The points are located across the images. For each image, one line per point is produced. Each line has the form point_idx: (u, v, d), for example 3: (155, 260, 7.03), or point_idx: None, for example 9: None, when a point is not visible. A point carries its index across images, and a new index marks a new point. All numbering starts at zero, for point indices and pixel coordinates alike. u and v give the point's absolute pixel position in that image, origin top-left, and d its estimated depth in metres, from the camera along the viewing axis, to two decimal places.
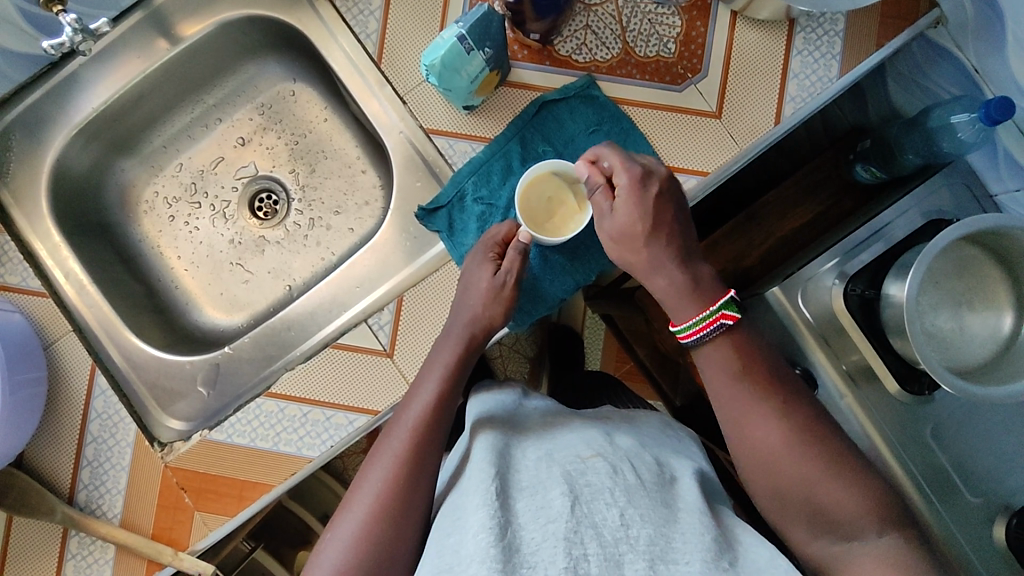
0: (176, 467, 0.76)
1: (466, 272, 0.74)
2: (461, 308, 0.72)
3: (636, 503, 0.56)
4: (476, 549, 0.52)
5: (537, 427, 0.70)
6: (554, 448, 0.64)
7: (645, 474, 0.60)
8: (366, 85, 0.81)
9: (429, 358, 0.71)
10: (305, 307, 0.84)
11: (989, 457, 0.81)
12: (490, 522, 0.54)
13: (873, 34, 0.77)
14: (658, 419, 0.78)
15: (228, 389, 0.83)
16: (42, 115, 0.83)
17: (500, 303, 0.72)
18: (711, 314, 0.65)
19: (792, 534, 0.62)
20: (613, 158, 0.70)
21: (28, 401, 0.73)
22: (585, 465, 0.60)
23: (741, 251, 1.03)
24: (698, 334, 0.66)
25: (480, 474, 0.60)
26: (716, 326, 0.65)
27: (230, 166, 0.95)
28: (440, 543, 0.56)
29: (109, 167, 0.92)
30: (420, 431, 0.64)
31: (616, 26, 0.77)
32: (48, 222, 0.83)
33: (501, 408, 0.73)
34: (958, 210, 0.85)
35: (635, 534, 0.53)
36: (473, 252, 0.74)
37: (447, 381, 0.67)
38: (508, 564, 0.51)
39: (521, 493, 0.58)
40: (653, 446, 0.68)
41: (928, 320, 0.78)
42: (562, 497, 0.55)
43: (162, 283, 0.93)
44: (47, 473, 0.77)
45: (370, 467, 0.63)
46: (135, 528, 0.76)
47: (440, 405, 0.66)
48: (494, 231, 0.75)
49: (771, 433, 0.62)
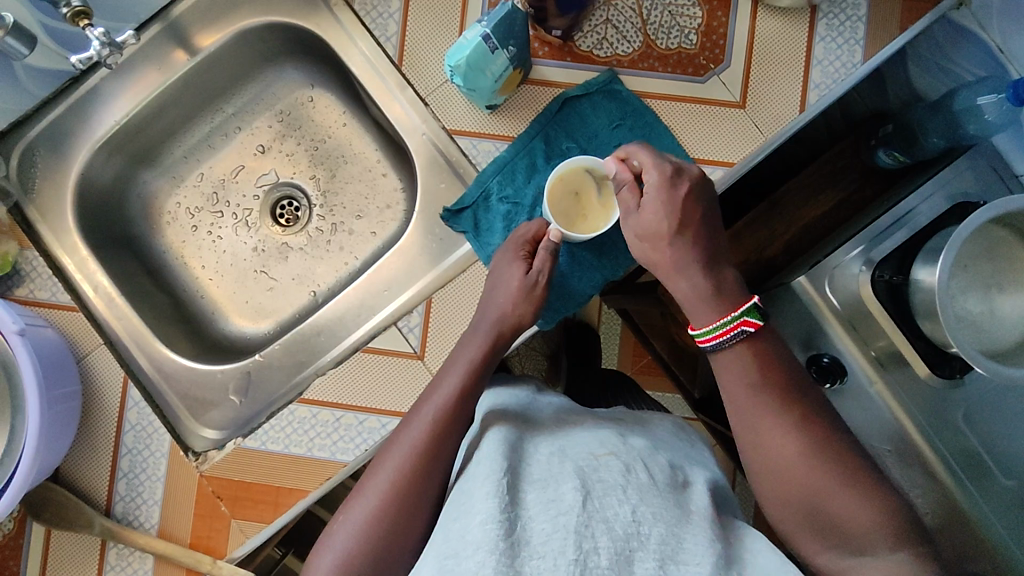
0: (212, 476, 0.77)
1: (495, 270, 0.74)
2: (486, 307, 0.72)
3: (648, 501, 0.56)
4: (483, 537, 0.51)
5: (550, 427, 0.69)
6: (568, 445, 0.64)
7: (657, 475, 0.60)
8: (387, 88, 0.80)
9: (451, 354, 0.71)
10: (333, 312, 0.84)
11: (1022, 440, 0.81)
12: (499, 514, 0.53)
13: (897, 18, 0.76)
14: (668, 423, 0.78)
15: (260, 396, 0.83)
16: (65, 129, 0.83)
17: (531, 301, 0.72)
18: (733, 320, 0.64)
19: (808, 538, 0.61)
20: (643, 155, 0.70)
21: (66, 414, 0.74)
22: (597, 462, 0.60)
23: (763, 242, 1.06)
24: (717, 340, 0.65)
25: (491, 464, 0.59)
26: (735, 334, 0.64)
27: (251, 175, 0.96)
28: (446, 527, 0.55)
29: (131, 179, 0.92)
30: (440, 425, 0.63)
31: (637, 19, 0.76)
32: (75, 236, 0.83)
33: (515, 402, 0.72)
34: (982, 192, 0.84)
35: (646, 531, 0.53)
36: (503, 252, 0.74)
37: (470, 376, 0.67)
38: (515, 557, 0.50)
39: (531, 486, 0.57)
40: (667, 449, 0.68)
41: (957, 304, 0.77)
42: (574, 492, 0.55)
43: (187, 293, 0.93)
44: (83, 485, 0.78)
45: (386, 455, 0.63)
46: (173, 538, 0.77)
47: (462, 399, 0.66)
48: (523, 229, 0.75)
49: (808, 423, 0.62)
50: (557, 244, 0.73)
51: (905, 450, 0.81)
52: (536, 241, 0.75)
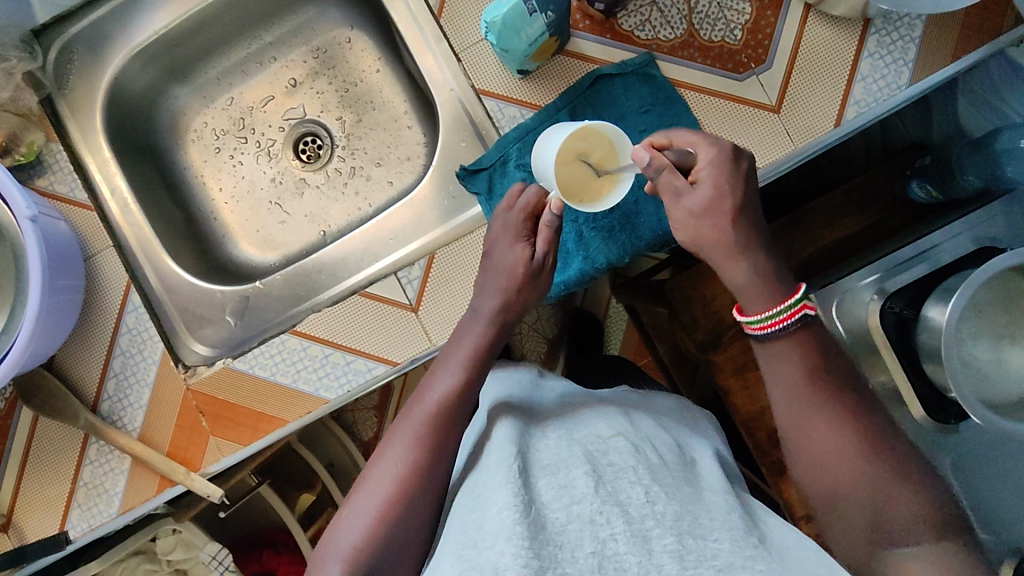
0: (197, 391, 0.79)
1: (494, 249, 0.73)
2: (488, 286, 0.72)
3: (660, 482, 0.56)
4: (500, 525, 0.52)
5: (556, 411, 0.70)
6: (576, 429, 0.65)
7: (667, 455, 0.61)
8: (423, 39, 0.80)
9: (456, 335, 0.72)
10: (337, 252, 0.84)
11: (1005, 494, 0.79)
12: (514, 500, 0.54)
13: (951, 44, 0.74)
14: (676, 400, 0.80)
15: (254, 322, 0.84)
16: (105, 32, 0.84)
17: (534, 285, 0.72)
18: (791, 306, 0.61)
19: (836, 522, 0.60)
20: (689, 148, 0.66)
21: (66, 306, 0.76)
22: (607, 444, 0.61)
23: (781, 255, 0.98)
24: (767, 329, 0.62)
25: (502, 452, 0.61)
26: (789, 323, 0.61)
27: (279, 107, 0.96)
28: (464, 520, 0.56)
29: (163, 92, 0.93)
30: (440, 416, 0.65)
31: (684, 5, 0.75)
32: (100, 137, 0.84)
33: (519, 393, 0.74)
34: (1011, 239, 0.82)
35: (660, 510, 0.53)
36: (504, 224, 0.72)
37: (470, 367, 0.68)
38: (534, 540, 0.51)
39: (542, 472, 0.58)
40: (673, 429, 0.69)
41: (965, 348, 0.76)
42: (586, 477, 0.55)
43: (201, 212, 0.94)
44: (74, 378, 0.80)
45: (390, 448, 0.64)
46: (152, 444, 0.79)
47: (462, 391, 0.66)
48: (523, 198, 0.72)
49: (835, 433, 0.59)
50: (557, 216, 0.69)
51: None
52: (537, 212, 0.73)
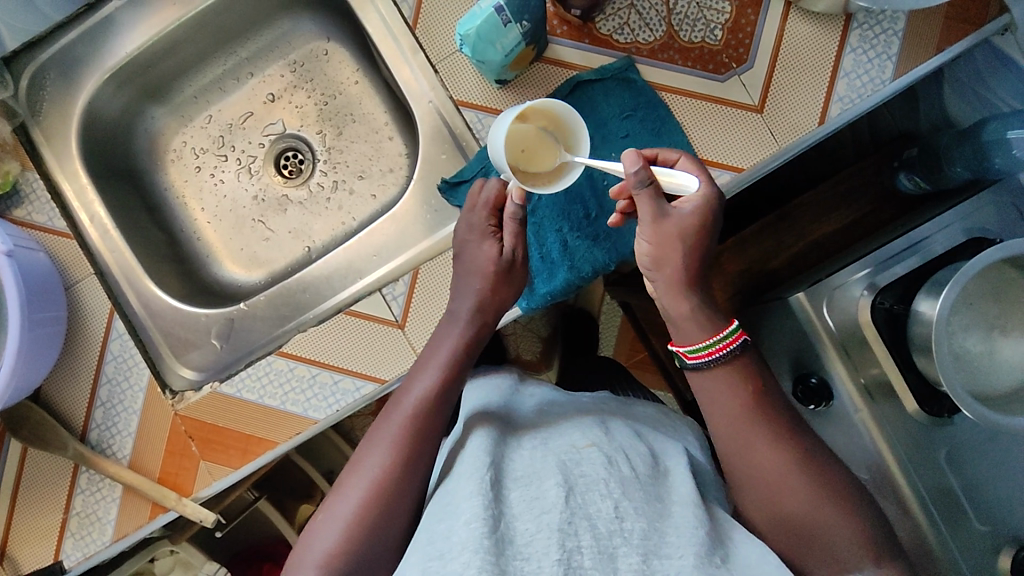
0: (186, 416, 0.78)
1: (464, 251, 0.71)
2: (461, 288, 0.71)
3: (630, 496, 0.56)
4: (468, 536, 0.51)
5: (533, 421, 0.70)
6: (550, 438, 0.65)
7: (639, 466, 0.61)
8: (399, 50, 0.79)
9: (433, 339, 0.71)
10: (321, 269, 0.84)
11: (1002, 486, 0.78)
12: (484, 512, 0.53)
13: (934, 36, 0.72)
14: (657, 408, 0.80)
15: (241, 343, 0.84)
16: (76, 56, 0.83)
17: (506, 282, 0.71)
18: (729, 334, 0.63)
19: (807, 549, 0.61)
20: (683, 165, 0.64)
21: (47, 337, 0.75)
22: (580, 455, 0.60)
23: (768, 252, 0.99)
24: (707, 356, 0.63)
25: (475, 461, 0.60)
26: (733, 346, 0.63)
27: (259, 122, 0.95)
28: (431, 530, 0.55)
29: (140, 113, 0.92)
30: (419, 419, 0.64)
31: (662, 6, 0.74)
32: (76, 163, 0.83)
33: (498, 398, 0.74)
34: (1002, 229, 0.80)
35: (628, 527, 0.53)
36: (468, 225, 0.71)
37: (446, 369, 0.67)
38: (501, 556, 0.50)
39: (515, 483, 0.58)
40: (649, 437, 0.69)
41: (956, 341, 0.75)
42: (557, 488, 0.55)
43: (184, 233, 0.93)
44: (61, 408, 0.79)
45: (368, 452, 0.63)
46: (142, 471, 0.78)
47: (440, 393, 0.66)
48: (484, 193, 0.70)
49: (789, 465, 0.61)
50: (520, 207, 0.68)
51: (881, 481, 0.79)
52: (499, 206, 0.71)
